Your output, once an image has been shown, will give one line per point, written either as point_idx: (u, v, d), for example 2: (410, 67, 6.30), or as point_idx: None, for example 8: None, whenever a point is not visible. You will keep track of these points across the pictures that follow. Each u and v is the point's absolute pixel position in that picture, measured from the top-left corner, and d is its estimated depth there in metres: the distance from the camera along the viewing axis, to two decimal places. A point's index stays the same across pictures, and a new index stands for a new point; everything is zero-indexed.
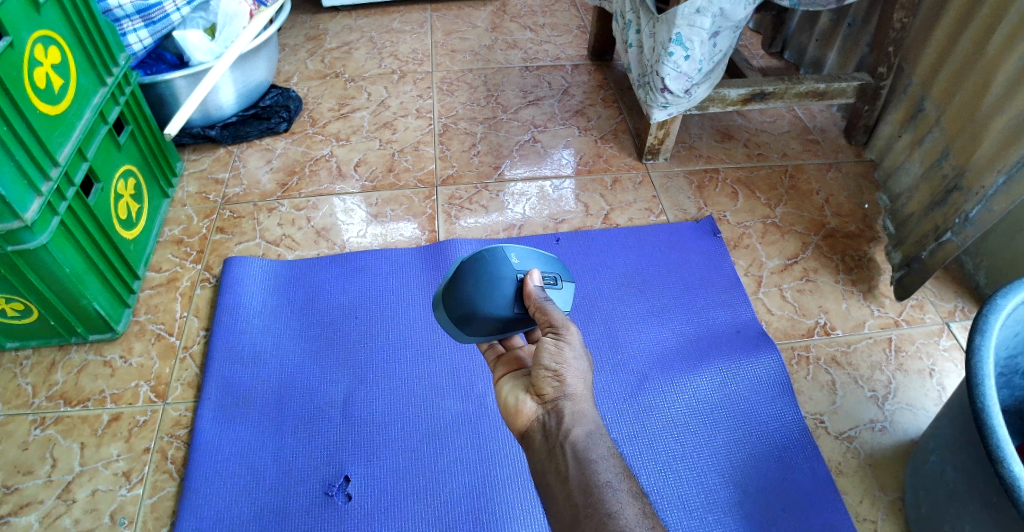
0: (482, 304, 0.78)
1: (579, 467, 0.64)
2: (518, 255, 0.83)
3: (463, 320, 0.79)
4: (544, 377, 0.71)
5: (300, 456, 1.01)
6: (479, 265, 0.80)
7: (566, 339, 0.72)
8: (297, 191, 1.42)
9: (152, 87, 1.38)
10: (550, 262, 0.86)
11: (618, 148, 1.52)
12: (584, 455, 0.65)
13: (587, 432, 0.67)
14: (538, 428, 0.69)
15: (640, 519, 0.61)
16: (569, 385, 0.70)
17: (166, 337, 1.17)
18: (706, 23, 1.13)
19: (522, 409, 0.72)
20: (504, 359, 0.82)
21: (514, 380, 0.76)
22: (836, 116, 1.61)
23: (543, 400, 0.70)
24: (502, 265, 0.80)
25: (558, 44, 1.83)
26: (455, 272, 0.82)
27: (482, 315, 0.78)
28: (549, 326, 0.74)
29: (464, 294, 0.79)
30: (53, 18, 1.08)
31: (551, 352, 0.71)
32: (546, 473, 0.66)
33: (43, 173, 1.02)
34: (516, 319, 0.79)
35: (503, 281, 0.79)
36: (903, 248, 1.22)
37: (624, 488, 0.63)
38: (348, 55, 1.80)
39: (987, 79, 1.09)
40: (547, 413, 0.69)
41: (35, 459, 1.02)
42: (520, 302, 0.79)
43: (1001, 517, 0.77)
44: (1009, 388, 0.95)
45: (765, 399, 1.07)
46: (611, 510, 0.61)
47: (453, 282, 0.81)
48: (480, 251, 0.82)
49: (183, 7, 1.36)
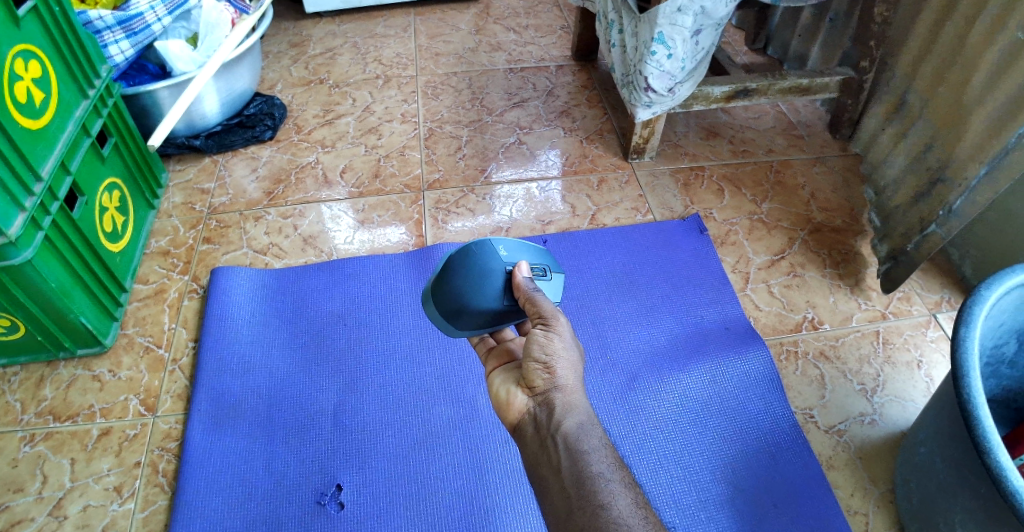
0: (471, 297, 0.78)
1: (571, 460, 0.64)
2: (507, 248, 0.83)
3: (454, 314, 0.80)
4: (534, 369, 0.70)
5: (291, 466, 1.01)
6: (469, 259, 0.81)
7: (555, 330, 0.72)
8: (283, 199, 1.41)
9: (135, 98, 1.37)
10: (539, 254, 0.86)
11: (604, 148, 1.52)
12: (576, 447, 0.65)
13: (578, 424, 0.67)
14: (529, 421, 0.70)
15: (633, 510, 0.61)
16: (559, 377, 0.70)
17: (155, 349, 1.17)
18: (688, 22, 1.14)
19: (513, 402, 0.72)
20: (496, 352, 0.82)
21: (505, 373, 0.77)
22: (820, 110, 1.62)
23: (534, 392, 0.71)
24: (491, 257, 0.81)
25: (542, 45, 1.83)
26: (446, 267, 0.83)
27: (471, 310, 0.78)
28: (538, 318, 0.73)
29: (454, 289, 0.80)
30: (33, 31, 1.07)
31: (541, 344, 0.71)
32: (540, 466, 0.66)
33: (26, 189, 1.01)
34: (507, 311, 0.79)
35: (491, 274, 0.79)
36: (890, 242, 1.23)
37: (617, 480, 0.63)
38: (332, 61, 1.79)
39: (968, 70, 1.10)
40: (538, 406, 0.70)
41: (25, 476, 1.02)
42: (510, 294, 0.79)
43: (990, 507, 0.78)
44: (997, 377, 0.96)
45: (756, 395, 1.07)
46: (603, 502, 0.61)
47: (443, 277, 0.82)
48: (470, 244, 0.83)
49: (164, 16, 1.35)
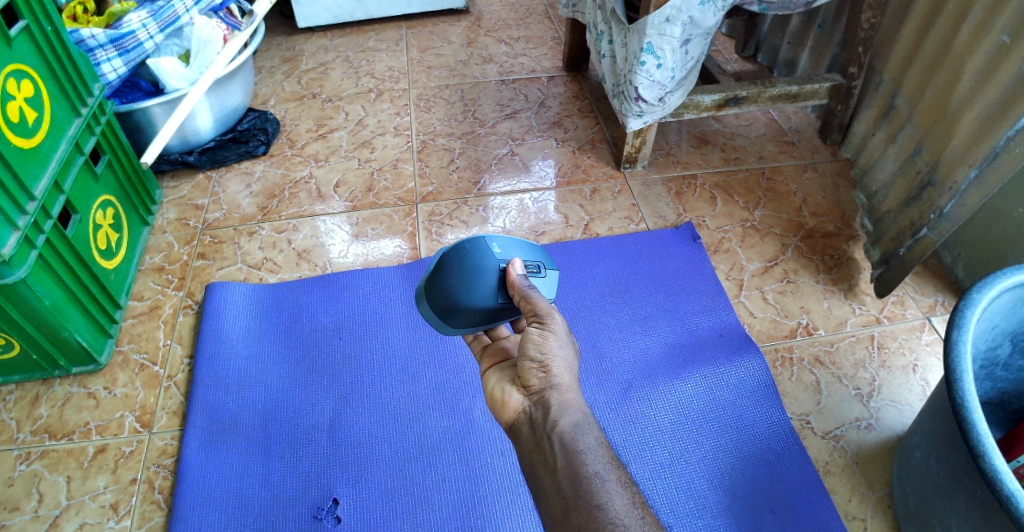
0: (465, 295, 0.79)
1: (567, 459, 0.64)
2: (500, 244, 0.83)
3: (448, 312, 0.80)
4: (530, 369, 0.71)
5: (288, 481, 1.01)
6: (463, 258, 0.82)
7: (550, 328, 0.72)
8: (277, 213, 1.41)
9: (128, 115, 1.37)
10: (534, 252, 0.86)
11: (596, 157, 1.53)
12: (572, 446, 0.65)
13: (574, 422, 0.67)
14: (525, 421, 0.70)
15: (630, 509, 0.61)
16: (555, 376, 0.70)
17: (150, 366, 1.16)
18: (676, 31, 1.15)
19: (508, 401, 0.73)
20: (490, 351, 0.83)
21: (500, 373, 0.77)
22: (810, 117, 1.63)
23: (529, 392, 0.71)
24: (485, 255, 0.81)
25: (533, 57, 1.84)
26: (440, 264, 0.83)
27: (464, 307, 0.79)
28: (533, 315, 0.74)
29: (448, 287, 0.81)
30: (26, 51, 1.08)
31: (537, 343, 0.71)
32: (535, 466, 0.66)
33: (19, 207, 1.01)
34: (501, 309, 0.79)
35: (484, 270, 0.79)
36: (881, 245, 1.24)
37: (614, 479, 0.63)
38: (325, 76, 1.80)
39: (955, 74, 1.11)
40: (534, 405, 0.70)
41: (21, 495, 1.01)
42: (504, 292, 0.79)
43: (985, 510, 0.78)
44: (991, 379, 0.96)
45: (750, 401, 1.07)
46: (600, 502, 0.61)
47: (437, 276, 0.82)
48: (463, 242, 0.83)
49: (156, 34, 1.36)
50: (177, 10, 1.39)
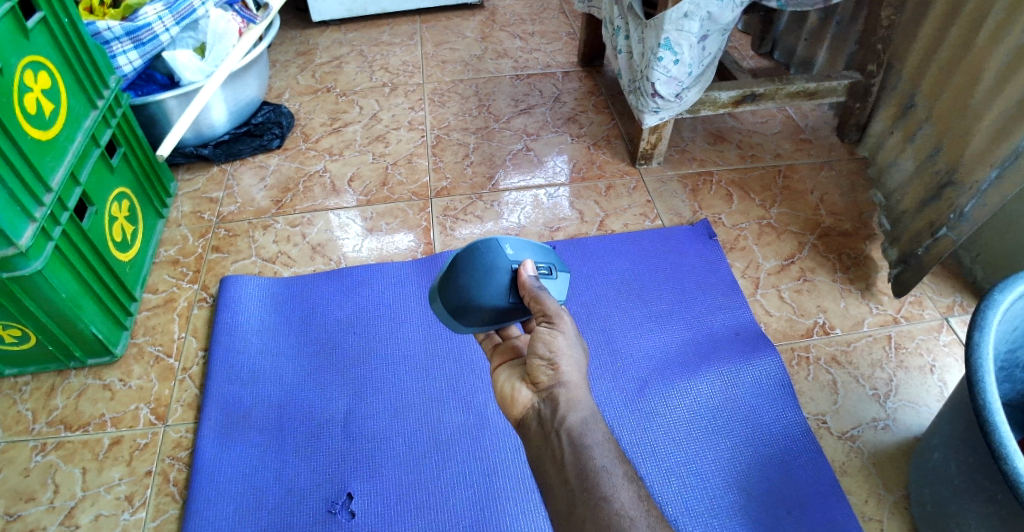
0: (477, 295, 0.78)
1: (575, 454, 0.64)
2: (513, 245, 0.83)
3: (460, 311, 0.80)
4: (539, 365, 0.71)
5: (303, 475, 1.01)
6: (475, 256, 0.81)
7: (559, 327, 0.73)
8: (291, 207, 1.41)
9: (144, 108, 1.38)
10: (546, 253, 0.86)
11: (611, 154, 1.52)
12: (580, 441, 0.64)
13: (582, 419, 0.66)
14: (534, 417, 0.70)
15: (636, 502, 0.61)
16: (563, 372, 0.70)
17: (165, 359, 1.17)
18: (694, 27, 1.14)
19: (517, 397, 0.72)
20: (500, 348, 0.82)
21: (511, 369, 0.77)
22: (827, 114, 1.62)
23: (538, 387, 0.71)
24: (497, 254, 0.80)
25: (548, 52, 1.83)
26: (452, 262, 0.83)
27: (475, 306, 0.78)
28: (543, 315, 0.74)
29: (460, 286, 0.80)
30: (42, 43, 1.08)
31: (546, 341, 0.71)
32: (542, 461, 0.66)
33: (35, 199, 1.02)
34: (512, 309, 0.79)
35: (496, 270, 0.79)
36: (900, 245, 1.23)
37: (620, 474, 0.63)
38: (339, 69, 1.80)
39: (975, 72, 1.10)
40: (543, 400, 0.69)
41: (37, 485, 1.02)
42: (515, 292, 0.79)
43: (1004, 513, 0.77)
44: (1011, 381, 0.95)
45: (766, 401, 1.06)
46: (607, 496, 0.61)
47: (449, 274, 0.82)
48: (477, 241, 0.82)
49: (172, 27, 1.36)
50: (192, 3, 1.38)
